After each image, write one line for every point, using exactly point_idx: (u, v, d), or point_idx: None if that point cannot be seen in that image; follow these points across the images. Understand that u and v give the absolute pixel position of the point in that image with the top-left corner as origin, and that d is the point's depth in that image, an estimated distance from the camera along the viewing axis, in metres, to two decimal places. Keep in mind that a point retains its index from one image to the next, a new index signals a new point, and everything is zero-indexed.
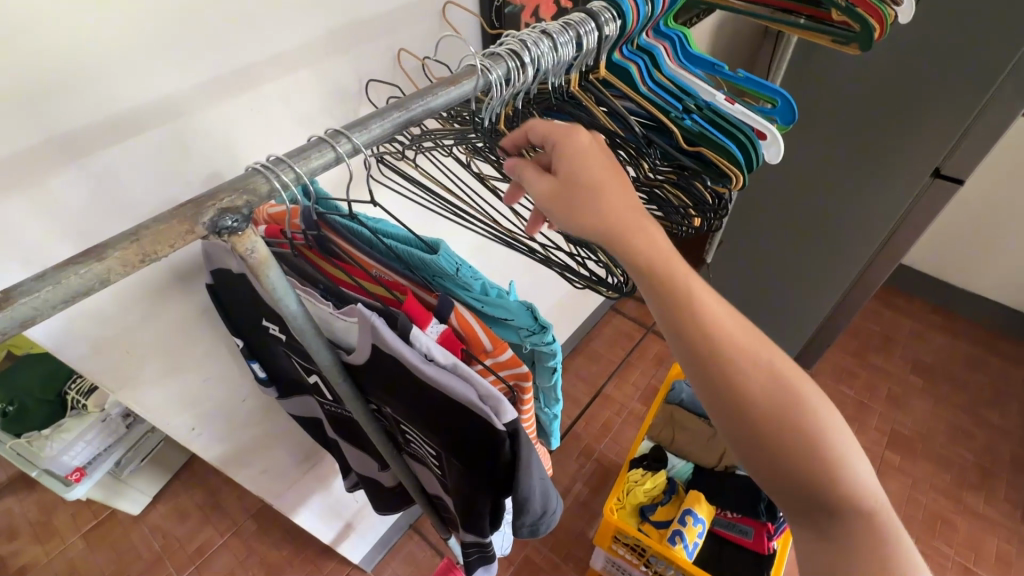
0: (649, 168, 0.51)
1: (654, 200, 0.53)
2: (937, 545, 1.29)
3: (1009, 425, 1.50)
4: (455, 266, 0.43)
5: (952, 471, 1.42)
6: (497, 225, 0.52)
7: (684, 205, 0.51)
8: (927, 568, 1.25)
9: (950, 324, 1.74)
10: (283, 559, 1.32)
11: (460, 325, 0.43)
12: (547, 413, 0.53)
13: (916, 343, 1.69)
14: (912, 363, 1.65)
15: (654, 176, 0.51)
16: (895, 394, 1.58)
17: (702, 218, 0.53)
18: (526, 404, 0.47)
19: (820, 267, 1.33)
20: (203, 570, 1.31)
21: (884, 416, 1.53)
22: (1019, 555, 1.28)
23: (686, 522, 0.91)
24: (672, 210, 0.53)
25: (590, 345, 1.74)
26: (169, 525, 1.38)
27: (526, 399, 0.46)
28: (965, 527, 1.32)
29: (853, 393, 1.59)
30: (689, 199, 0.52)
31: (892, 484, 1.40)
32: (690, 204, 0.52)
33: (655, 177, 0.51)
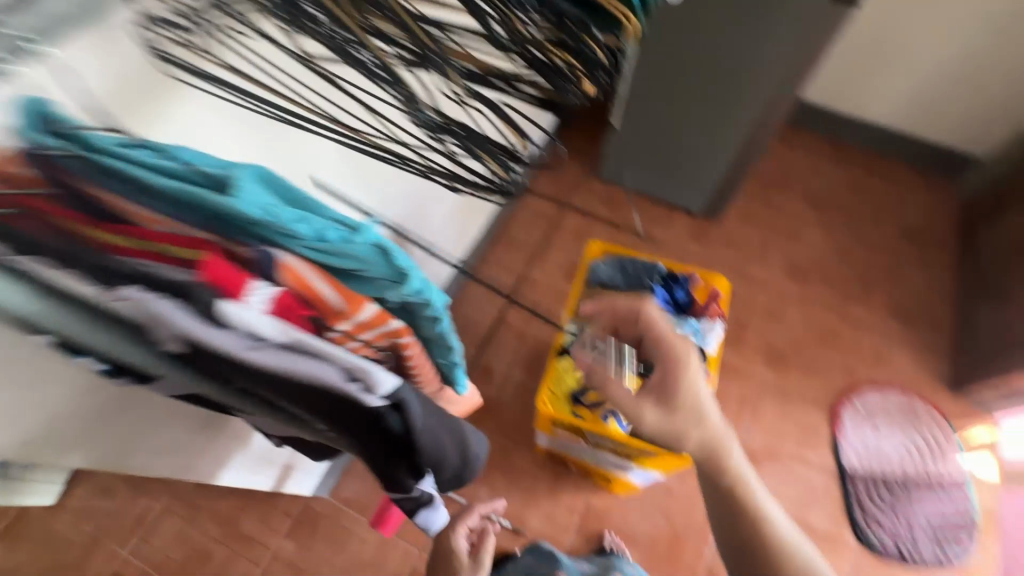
0: (522, 27, 0.46)
1: (537, 68, 0.48)
2: (830, 356, 1.48)
3: (885, 238, 1.67)
4: (262, 210, 0.39)
5: (838, 288, 1.59)
6: (357, 132, 0.50)
7: (569, 66, 0.48)
8: (821, 377, 1.45)
9: (842, 151, 1.82)
10: (234, 507, 1.29)
11: (293, 282, 0.40)
12: (444, 361, 0.59)
13: (814, 174, 1.78)
14: (809, 195, 1.74)
15: (529, 37, 0.46)
16: (792, 227, 1.69)
17: (593, 79, 0.49)
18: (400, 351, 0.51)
19: (729, 111, 1.31)
20: (152, 536, 1.26)
21: (783, 250, 1.65)
22: (893, 348, 1.50)
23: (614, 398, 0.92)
24: (555, 76, 0.48)
25: (508, 233, 1.67)
26: (97, 503, 1.28)
27: (401, 347, 0.50)
28: (850, 336, 1.52)
29: (757, 233, 1.67)
30: (575, 60, 0.47)
31: (790, 310, 1.55)
32: (577, 64, 0.48)
33: (529, 38, 0.46)
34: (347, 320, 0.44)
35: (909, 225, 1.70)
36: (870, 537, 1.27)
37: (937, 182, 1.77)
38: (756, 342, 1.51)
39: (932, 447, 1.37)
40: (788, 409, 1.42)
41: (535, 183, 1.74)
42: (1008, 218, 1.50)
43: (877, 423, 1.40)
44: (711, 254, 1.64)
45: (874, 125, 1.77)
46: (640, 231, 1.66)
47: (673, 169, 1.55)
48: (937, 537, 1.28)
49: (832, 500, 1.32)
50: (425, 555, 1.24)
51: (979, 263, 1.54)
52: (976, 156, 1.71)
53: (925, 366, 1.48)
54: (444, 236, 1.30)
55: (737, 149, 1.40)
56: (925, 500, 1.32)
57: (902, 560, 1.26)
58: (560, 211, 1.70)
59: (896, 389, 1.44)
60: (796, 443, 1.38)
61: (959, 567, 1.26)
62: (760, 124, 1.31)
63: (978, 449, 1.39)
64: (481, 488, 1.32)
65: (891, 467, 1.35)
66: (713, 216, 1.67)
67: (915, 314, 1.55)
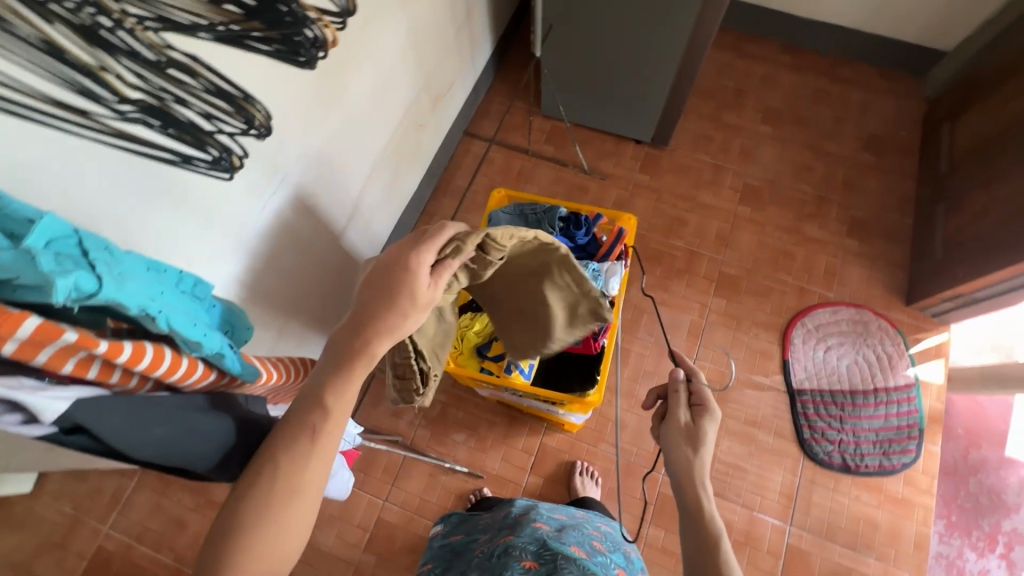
0: (326, 33, 0.84)
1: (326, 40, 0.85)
2: (781, 277, 1.47)
3: (843, 150, 1.60)
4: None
5: (792, 208, 1.54)
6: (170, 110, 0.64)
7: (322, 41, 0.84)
8: (773, 300, 1.45)
9: (799, 59, 1.73)
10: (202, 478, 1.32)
11: None
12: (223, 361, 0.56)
13: (769, 87, 1.69)
14: (764, 111, 1.66)
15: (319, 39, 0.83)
16: (746, 147, 1.62)
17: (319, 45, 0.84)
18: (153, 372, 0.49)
19: (654, 34, 1.23)
20: (127, 513, 1.31)
21: (736, 173, 1.59)
22: (847, 264, 1.48)
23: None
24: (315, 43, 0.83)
25: (453, 181, 1.61)
26: (71, 487, 1.32)
27: (150, 368, 0.48)
28: (805, 256, 1.49)
29: (710, 157, 1.61)
30: (313, 39, 0.82)
31: (745, 234, 1.52)
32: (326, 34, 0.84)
33: (321, 38, 0.83)
34: (9, 338, 0.39)
35: (869, 134, 1.62)
36: (815, 451, 1.30)
37: (901, 83, 1.68)
38: (709, 271, 1.48)
39: (883, 359, 1.38)
40: (739, 334, 1.42)
41: (477, 127, 1.66)
42: (969, 115, 1.42)
43: (828, 339, 1.40)
44: (662, 184, 1.58)
45: (833, 26, 1.67)
46: (587, 165, 1.59)
47: (610, 97, 1.48)
48: (883, 447, 1.30)
49: (782, 419, 1.34)
50: (390, 506, 1.29)
51: (940, 168, 1.47)
52: (941, 50, 1.60)
53: (880, 281, 1.46)
54: (370, 191, 1.23)
55: (672, 74, 1.33)
56: (874, 412, 1.33)
57: (846, 470, 1.29)
58: (502, 153, 1.62)
59: (849, 304, 1.43)
60: (748, 367, 1.39)
61: (906, 473, 1.29)
62: (691, 43, 1.23)
63: (930, 357, 1.38)
64: (439, 438, 1.35)
65: (841, 383, 1.36)
66: (663, 143, 1.60)
67: (872, 228, 1.51)
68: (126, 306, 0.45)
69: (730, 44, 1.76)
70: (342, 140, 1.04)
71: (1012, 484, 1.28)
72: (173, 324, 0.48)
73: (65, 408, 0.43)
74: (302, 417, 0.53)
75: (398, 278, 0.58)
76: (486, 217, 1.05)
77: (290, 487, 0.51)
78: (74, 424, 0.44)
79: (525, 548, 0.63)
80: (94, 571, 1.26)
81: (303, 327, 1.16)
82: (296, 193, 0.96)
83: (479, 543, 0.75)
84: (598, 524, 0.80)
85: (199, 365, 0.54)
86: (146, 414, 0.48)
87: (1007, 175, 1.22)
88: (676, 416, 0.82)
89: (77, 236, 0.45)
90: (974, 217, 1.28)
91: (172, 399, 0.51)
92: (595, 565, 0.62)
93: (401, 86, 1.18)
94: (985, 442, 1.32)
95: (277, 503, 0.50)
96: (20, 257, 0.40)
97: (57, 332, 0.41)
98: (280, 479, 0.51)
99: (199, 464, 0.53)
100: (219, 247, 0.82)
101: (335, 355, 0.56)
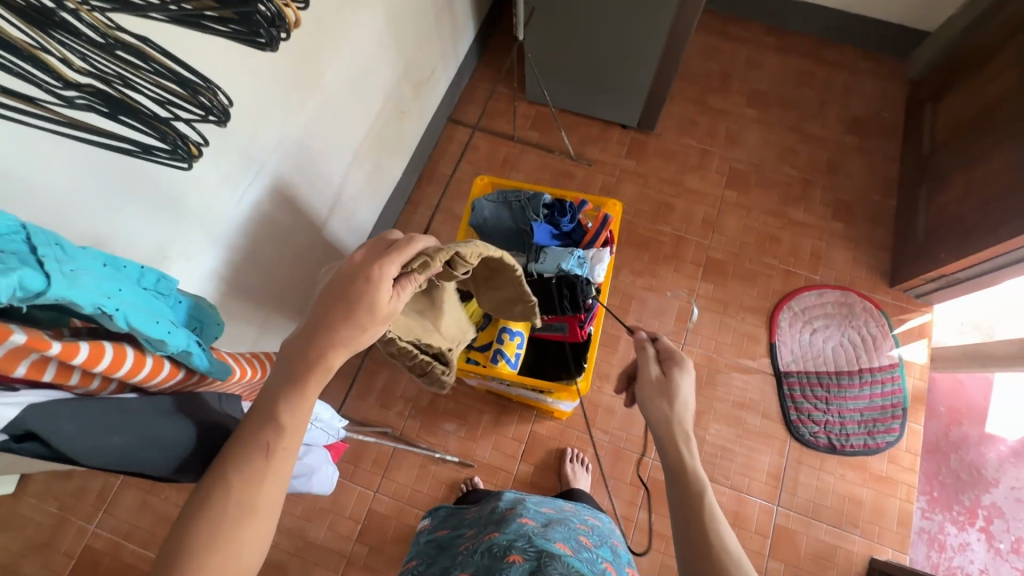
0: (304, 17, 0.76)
1: None
2: (767, 261, 1.47)
3: (828, 132, 1.60)
4: None
5: (778, 192, 1.54)
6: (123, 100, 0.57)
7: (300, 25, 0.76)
8: (760, 284, 1.45)
9: (784, 41, 1.72)
10: None
11: None
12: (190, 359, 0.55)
13: (755, 70, 1.68)
14: (750, 94, 1.65)
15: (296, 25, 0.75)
16: (732, 131, 1.61)
17: None
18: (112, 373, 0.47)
19: (638, 16, 1.21)
20: (114, 511, 1.29)
21: (723, 157, 1.58)
22: (833, 247, 1.48)
23: (503, 341, 1.00)
24: None
25: (437, 169, 1.58)
26: (55, 487, 1.30)
27: (108, 368, 0.47)
28: (791, 239, 1.49)
29: (696, 141, 1.60)
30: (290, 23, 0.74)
31: (731, 219, 1.52)
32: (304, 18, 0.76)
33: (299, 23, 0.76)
34: None
35: (853, 116, 1.62)
36: (801, 432, 1.32)
37: (886, 64, 1.67)
38: (695, 256, 1.48)
39: (867, 340, 1.39)
40: (726, 319, 1.42)
41: (460, 114, 1.63)
42: (952, 96, 1.42)
43: (814, 322, 1.41)
44: (648, 169, 1.57)
45: (818, 7, 1.65)
46: (573, 151, 1.58)
47: (595, 81, 1.46)
48: (868, 427, 1.32)
49: (769, 402, 1.35)
50: (381, 497, 1.29)
51: (924, 149, 1.48)
52: (925, 30, 1.60)
53: (865, 263, 1.47)
54: (350, 180, 1.20)
55: (656, 57, 1.31)
56: (858, 392, 1.35)
57: (832, 451, 1.31)
58: (487, 140, 1.60)
59: (834, 286, 1.44)
60: (735, 351, 1.40)
61: (889, 451, 1.31)
62: (675, 25, 1.21)
63: (913, 337, 1.40)
64: (428, 428, 1.34)
65: (826, 364, 1.38)
66: (648, 128, 1.58)
67: (856, 210, 1.52)
68: (80, 305, 0.43)
69: (715, 26, 1.74)
70: (318, 128, 1.01)
71: (991, 460, 1.31)
72: (132, 322, 0.47)
73: (14, 414, 0.41)
74: (256, 435, 0.49)
75: (357, 290, 0.54)
76: (470, 205, 1.03)
77: (246, 507, 0.47)
78: (26, 430, 0.43)
79: (511, 545, 0.61)
80: (82, 571, 1.25)
81: (287, 320, 1.14)
82: (273, 182, 0.93)
83: (465, 539, 0.74)
84: (585, 516, 0.80)
85: (164, 364, 0.53)
86: (103, 419, 0.47)
87: (988, 155, 1.23)
88: (647, 372, 0.82)
89: (25, 232, 0.43)
90: (956, 198, 1.29)
91: (131, 404, 0.50)
92: (582, 562, 0.60)
93: (379, 71, 1.15)
94: (966, 419, 1.35)
95: (232, 521, 0.46)
96: None
97: (4, 333, 0.40)
98: (234, 499, 0.47)
99: (158, 469, 0.52)
100: (193, 241, 0.80)
101: (287, 367, 0.52)
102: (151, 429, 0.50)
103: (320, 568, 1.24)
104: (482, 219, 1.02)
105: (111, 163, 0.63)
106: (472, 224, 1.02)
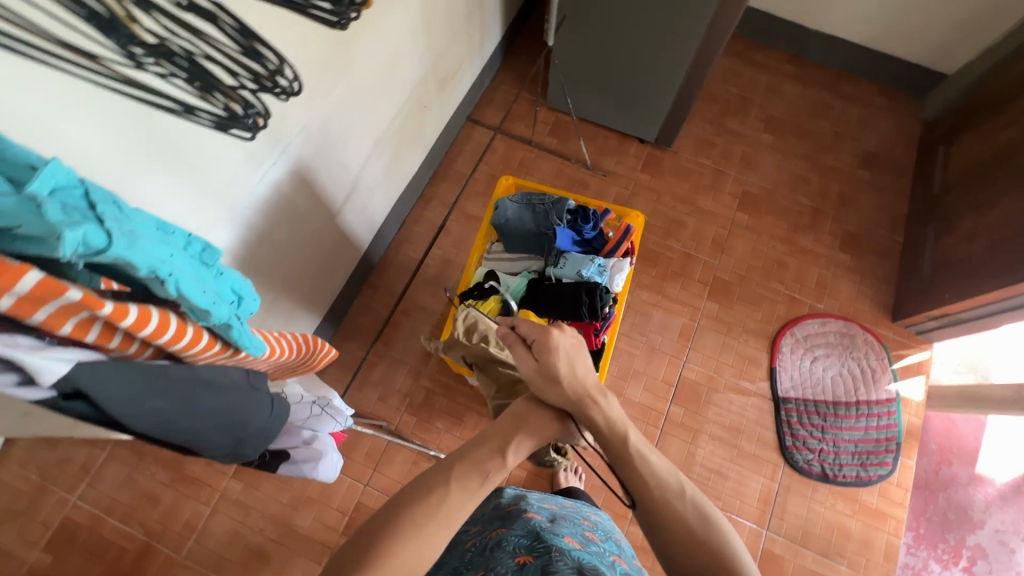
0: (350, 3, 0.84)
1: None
2: (771, 285, 1.48)
3: (841, 164, 1.62)
4: None
5: (789, 219, 1.55)
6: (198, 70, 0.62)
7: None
8: (763, 308, 1.46)
9: (804, 71, 1.74)
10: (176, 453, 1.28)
11: None
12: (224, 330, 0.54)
13: (774, 96, 1.70)
14: (767, 119, 1.67)
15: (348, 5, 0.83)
16: (747, 154, 1.62)
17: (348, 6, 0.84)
18: (154, 337, 0.47)
19: (667, 32, 1.22)
20: (97, 484, 1.27)
21: (737, 179, 1.59)
22: (837, 277, 1.49)
23: None
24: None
25: (452, 167, 1.58)
26: (40, 454, 1.28)
27: (149, 333, 0.47)
28: (797, 266, 1.50)
29: (711, 162, 1.61)
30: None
31: (740, 241, 1.53)
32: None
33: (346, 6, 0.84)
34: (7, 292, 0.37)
35: (867, 150, 1.64)
36: (795, 459, 1.32)
37: (902, 102, 1.69)
38: (702, 275, 1.49)
39: (866, 373, 1.40)
40: (729, 340, 1.43)
41: (480, 115, 1.63)
42: (964, 139, 1.45)
43: (815, 350, 1.42)
44: (662, 185, 1.57)
45: (841, 40, 1.67)
46: (590, 161, 1.58)
47: (617, 93, 1.46)
48: (861, 458, 1.33)
49: (765, 426, 1.36)
50: (370, 492, 1.27)
51: (934, 189, 1.49)
52: (943, 72, 1.62)
53: (869, 297, 1.48)
54: (369, 170, 1.20)
55: (681, 74, 1.31)
56: (854, 423, 1.36)
57: (824, 479, 1.31)
58: (504, 142, 1.60)
59: (837, 316, 1.45)
60: (735, 372, 1.40)
61: (881, 485, 1.32)
62: (702, 46, 1.22)
63: (911, 373, 1.41)
64: (424, 426, 1.33)
65: (824, 393, 1.39)
66: (666, 144, 1.59)
67: (864, 243, 1.53)
68: (135, 265, 0.43)
69: (738, 50, 1.76)
70: (345, 114, 1.01)
71: (979, 501, 1.32)
72: (181, 289, 0.46)
73: (65, 370, 0.41)
74: (483, 462, 0.64)
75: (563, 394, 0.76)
76: (493, 205, 1.04)
77: (451, 513, 0.58)
78: (74, 388, 0.43)
79: (518, 543, 0.61)
80: (59, 544, 1.22)
81: (292, 306, 1.13)
82: (294, 165, 0.93)
83: (468, 535, 0.70)
84: (587, 512, 0.79)
85: (205, 335, 0.53)
86: (147, 386, 0.47)
87: (998, 201, 1.24)
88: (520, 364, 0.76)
89: (82, 187, 0.43)
90: (964, 240, 1.31)
91: (171, 370, 0.51)
92: (590, 555, 0.60)
93: (408, 66, 1.15)
94: (956, 459, 1.35)
95: (430, 513, 0.58)
96: (21, 203, 0.38)
97: (61, 289, 0.39)
98: (435, 509, 0.58)
99: (197, 434, 0.53)
100: (214, 215, 0.80)
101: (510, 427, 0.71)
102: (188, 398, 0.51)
103: (303, 557, 1.22)
104: (504, 220, 1.02)
105: (147, 124, 0.62)
106: (494, 223, 1.01)
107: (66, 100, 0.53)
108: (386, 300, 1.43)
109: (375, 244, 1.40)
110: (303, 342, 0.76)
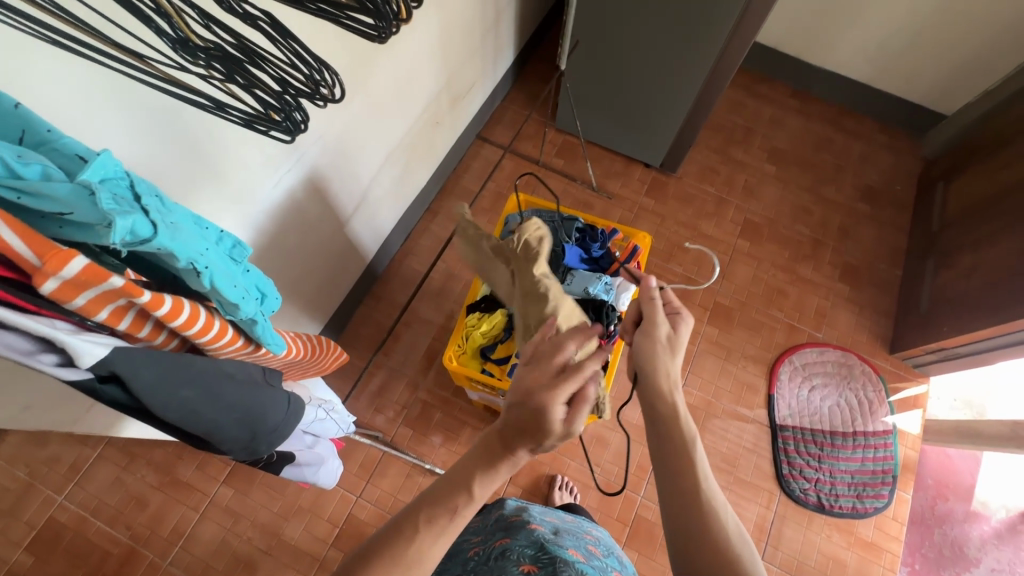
0: None
1: None
2: (770, 313, 1.50)
3: (842, 197, 1.65)
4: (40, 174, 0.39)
5: (790, 248, 1.58)
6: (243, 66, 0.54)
7: None
8: (763, 335, 1.47)
9: (807, 106, 1.78)
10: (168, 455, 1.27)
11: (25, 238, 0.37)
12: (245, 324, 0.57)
13: (777, 128, 1.74)
14: (770, 150, 1.70)
15: None
16: (750, 184, 1.65)
17: None
18: (183, 325, 0.49)
19: (677, 63, 1.26)
20: (86, 485, 1.25)
21: (739, 207, 1.62)
22: (837, 307, 1.51)
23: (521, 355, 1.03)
24: None
25: (460, 182, 1.60)
26: (29, 452, 1.26)
27: (179, 320, 0.49)
28: (797, 294, 1.52)
29: (715, 189, 1.64)
30: None
31: (741, 267, 1.55)
32: None
33: None
34: (54, 277, 0.39)
35: (867, 185, 1.67)
36: (792, 487, 1.32)
37: (901, 139, 1.74)
38: (703, 300, 1.50)
39: (864, 404, 1.41)
40: (728, 365, 1.44)
41: (490, 133, 1.66)
42: (962, 178, 1.48)
43: (813, 379, 1.43)
44: (666, 210, 1.60)
45: (843, 78, 1.72)
46: (595, 183, 1.61)
47: (625, 118, 1.50)
48: (857, 490, 1.32)
49: (762, 453, 1.35)
50: (362, 504, 1.26)
51: (932, 226, 1.52)
52: (942, 113, 1.67)
53: (868, 329, 1.49)
54: (380, 182, 1.22)
55: (688, 103, 1.35)
56: (851, 454, 1.36)
57: (820, 510, 1.30)
58: (512, 160, 1.63)
59: (835, 346, 1.47)
60: (734, 398, 1.40)
61: (877, 518, 1.31)
62: (710, 77, 1.26)
63: (908, 406, 1.42)
64: (420, 439, 1.32)
65: (821, 423, 1.39)
66: (671, 170, 1.62)
67: (863, 275, 1.55)
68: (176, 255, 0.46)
69: (743, 83, 1.81)
70: (362, 126, 1.03)
71: (974, 538, 1.31)
72: (215, 282, 0.49)
73: (103, 353, 0.43)
74: (452, 495, 0.52)
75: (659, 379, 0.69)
76: (505, 219, 1.06)
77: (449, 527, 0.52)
78: (109, 371, 0.44)
79: (522, 553, 0.61)
80: (42, 545, 1.20)
81: (297, 312, 1.13)
82: (310, 173, 0.94)
83: (470, 545, 0.71)
84: (589, 527, 0.79)
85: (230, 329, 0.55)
86: (175, 373, 0.49)
87: (995, 239, 1.27)
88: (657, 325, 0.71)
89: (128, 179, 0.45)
90: (961, 276, 1.33)
91: (197, 361, 0.52)
92: (594, 568, 0.60)
93: (424, 83, 1.18)
94: (952, 495, 1.35)
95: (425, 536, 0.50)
96: (76, 191, 0.40)
97: (104, 276, 0.42)
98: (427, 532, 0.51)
99: (213, 423, 0.54)
100: (228, 219, 0.81)
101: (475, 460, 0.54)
102: (208, 388, 0.52)
103: (290, 568, 1.20)
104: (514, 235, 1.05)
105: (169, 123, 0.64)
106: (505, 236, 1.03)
107: (94, 96, 0.55)
108: (389, 310, 1.43)
109: (380, 255, 1.41)
110: (315, 343, 0.79)
